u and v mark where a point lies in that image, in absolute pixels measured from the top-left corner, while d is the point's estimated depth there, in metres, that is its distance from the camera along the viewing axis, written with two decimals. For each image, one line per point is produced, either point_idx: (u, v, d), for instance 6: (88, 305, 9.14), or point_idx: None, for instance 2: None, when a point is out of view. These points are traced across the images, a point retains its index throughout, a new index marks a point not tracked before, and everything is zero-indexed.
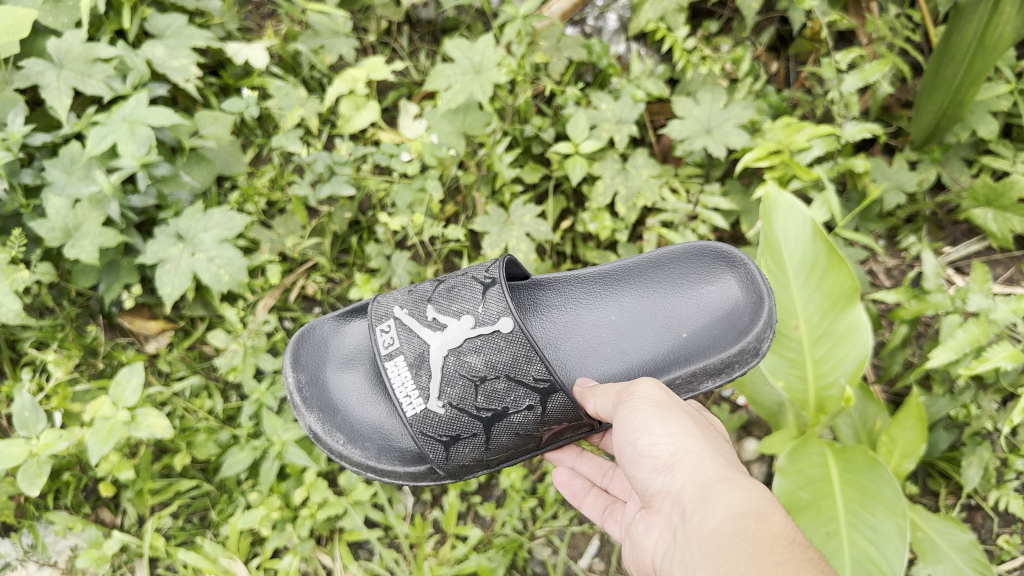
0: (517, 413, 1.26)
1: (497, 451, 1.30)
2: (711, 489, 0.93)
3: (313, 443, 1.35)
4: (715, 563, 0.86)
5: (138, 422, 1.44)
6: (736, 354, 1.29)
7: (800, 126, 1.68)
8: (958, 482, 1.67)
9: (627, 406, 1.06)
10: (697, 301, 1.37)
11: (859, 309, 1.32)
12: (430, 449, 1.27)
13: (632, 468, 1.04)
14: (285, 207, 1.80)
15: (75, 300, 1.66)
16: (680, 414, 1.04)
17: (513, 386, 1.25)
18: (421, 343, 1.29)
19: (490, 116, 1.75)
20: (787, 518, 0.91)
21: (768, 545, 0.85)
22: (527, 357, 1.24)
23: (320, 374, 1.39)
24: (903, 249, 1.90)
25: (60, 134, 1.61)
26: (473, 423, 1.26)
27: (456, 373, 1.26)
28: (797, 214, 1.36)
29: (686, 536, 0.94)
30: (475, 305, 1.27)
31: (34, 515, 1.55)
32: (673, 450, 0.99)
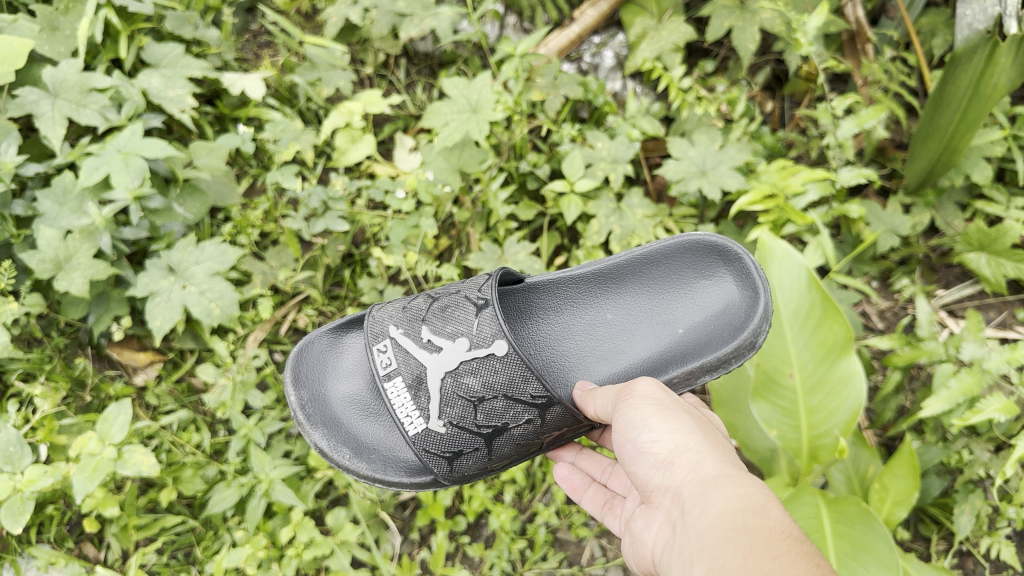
0: (518, 428, 1.26)
1: (500, 459, 1.30)
2: (710, 484, 0.91)
3: (320, 460, 1.35)
4: (713, 556, 0.85)
5: (125, 459, 1.42)
6: (734, 352, 1.30)
7: (795, 170, 1.69)
8: (950, 528, 1.66)
9: (627, 405, 1.06)
10: (692, 297, 1.38)
11: (853, 358, 1.31)
12: (435, 465, 1.27)
13: (631, 465, 1.03)
14: (278, 239, 1.78)
15: (64, 331, 1.64)
16: (678, 411, 1.03)
17: (511, 404, 1.24)
18: (418, 365, 1.28)
19: (486, 154, 1.76)
20: (785, 513, 0.89)
21: (765, 539, 0.84)
22: (524, 378, 1.23)
23: (323, 391, 1.39)
24: (896, 291, 1.90)
25: (53, 164, 1.59)
26: (475, 439, 1.26)
27: (454, 394, 1.26)
28: (793, 263, 1.36)
29: (686, 531, 0.92)
30: (470, 326, 1.26)
31: (17, 549, 1.52)
32: (672, 446, 0.98)
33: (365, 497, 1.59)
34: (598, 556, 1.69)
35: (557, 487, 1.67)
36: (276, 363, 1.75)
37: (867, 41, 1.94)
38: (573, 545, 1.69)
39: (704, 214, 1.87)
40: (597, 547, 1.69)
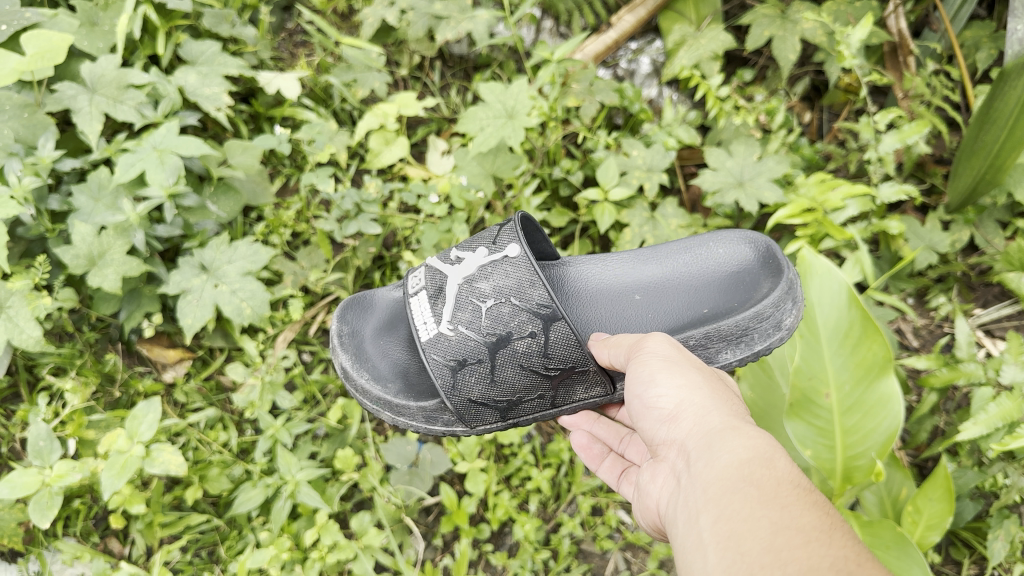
0: (521, 340, 1.21)
1: (504, 389, 1.25)
2: (716, 437, 0.89)
3: (343, 381, 1.36)
4: (719, 506, 0.81)
5: (153, 458, 1.41)
6: (751, 319, 1.25)
7: (834, 185, 1.67)
8: (982, 553, 1.63)
9: (637, 360, 1.04)
10: (720, 277, 1.32)
11: (892, 379, 1.29)
12: (438, 375, 1.25)
13: (640, 420, 1.02)
14: (310, 240, 1.79)
15: (95, 325, 1.64)
16: (687, 367, 1.01)
17: (517, 311, 1.21)
18: (440, 277, 1.31)
19: (520, 160, 1.70)
20: (794, 465, 0.86)
21: (773, 488, 0.80)
22: (531, 282, 1.20)
23: (362, 329, 1.41)
24: (932, 309, 1.88)
25: (90, 159, 1.60)
26: (480, 348, 1.23)
27: (467, 298, 1.25)
28: (833, 280, 1.32)
29: (690, 483, 0.89)
30: (490, 238, 1.28)
31: (43, 542, 1.53)
32: (677, 401, 0.96)
33: (389, 502, 1.58)
34: (622, 569, 1.67)
35: (581, 498, 1.66)
36: (304, 364, 1.74)
37: (909, 54, 1.91)
38: (597, 556, 1.68)
39: (739, 225, 1.85)
40: (621, 560, 1.67)
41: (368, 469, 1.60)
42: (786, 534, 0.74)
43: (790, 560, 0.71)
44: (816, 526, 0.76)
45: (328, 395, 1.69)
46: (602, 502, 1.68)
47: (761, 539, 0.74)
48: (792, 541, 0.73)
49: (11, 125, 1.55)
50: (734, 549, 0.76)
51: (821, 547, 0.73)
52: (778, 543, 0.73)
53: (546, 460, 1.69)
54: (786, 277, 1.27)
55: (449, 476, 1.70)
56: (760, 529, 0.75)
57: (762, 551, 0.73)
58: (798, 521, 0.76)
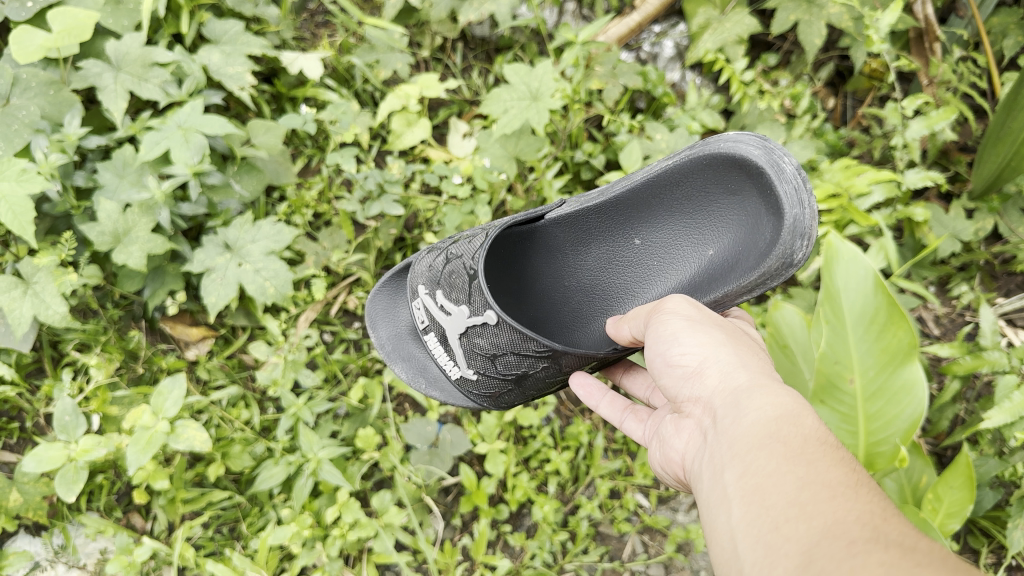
0: (538, 372, 1.27)
1: (543, 391, 1.35)
2: (742, 393, 0.89)
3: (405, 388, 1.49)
4: (744, 461, 0.82)
5: (178, 434, 1.42)
6: (757, 279, 1.17)
7: (860, 169, 1.65)
8: (1000, 542, 1.63)
9: (657, 321, 1.04)
10: (721, 219, 1.29)
11: (916, 366, 1.27)
12: (483, 401, 1.37)
13: (661, 378, 1.03)
14: (332, 220, 1.80)
15: (118, 303, 1.65)
16: (709, 325, 1.00)
17: (522, 357, 1.25)
18: (441, 325, 1.34)
19: (543, 143, 1.72)
20: (821, 422, 0.86)
21: (800, 445, 0.80)
22: (522, 337, 1.23)
23: (395, 331, 1.48)
24: (954, 297, 1.87)
25: (115, 137, 1.60)
26: (506, 383, 1.31)
27: (473, 351, 1.30)
28: (859, 265, 1.27)
29: (715, 439, 0.90)
30: (467, 293, 1.27)
31: (67, 516, 1.55)
32: (701, 358, 0.96)
33: (410, 481, 1.60)
34: (639, 552, 1.68)
35: (600, 481, 1.67)
36: (325, 344, 1.76)
37: (935, 40, 1.86)
38: (614, 539, 1.68)
39: None
40: (639, 542, 1.68)
41: (389, 448, 1.61)
42: (812, 489, 0.74)
43: (816, 515, 0.71)
44: (843, 482, 0.75)
45: (349, 374, 1.70)
46: (620, 485, 1.69)
47: (786, 494, 0.74)
48: (817, 496, 0.73)
49: (38, 102, 1.55)
50: (758, 504, 0.76)
51: (848, 502, 0.72)
52: (803, 499, 0.73)
53: (565, 443, 1.69)
54: (788, 214, 1.12)
55: (469, 457, 1.71)
56: (786, 484, 0.75)
57: (787, 505, 0.73)
58: (825, 477, 0.76)
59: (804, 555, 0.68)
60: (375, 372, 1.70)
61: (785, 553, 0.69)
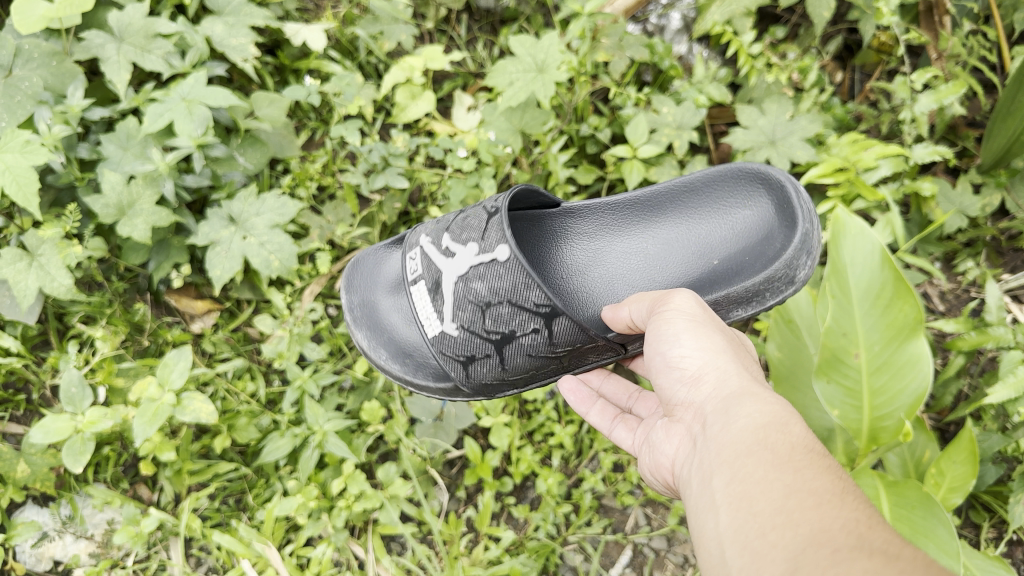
0: (525, 336, 1.23)
1: (516, 371, 1.29)
2: (733, 401, 0.89)
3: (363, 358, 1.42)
4: (733, 468, 0.82)
5: (184, 406, 1.43)
6: (763, 283, 1.24)
7: (868, 144, 1.65)
8: (1001, 516, 1.64)
9: (660, 317, 1.02)
10: (733, 230, 1.33)
11: (922, 340, 1.27)
12: (451, 368, 1.29)
13: (658, 377, 1.02)
14: (336, 193, 1.79)
15: (123, 276, 1.65)
16: (711, 328, 0.99)
17: (517, 311, 1.21)
18: (436, 269, 1.28)
19: (548, 116, 1.74)
20: (808, 431, 0.86)
21: (787, 452, 0.80)
22: (526, 284, 1.19)
23: (371, 298, 1.43)
24: (960, 273, 1.87)
25: (118, 108, 1.59)
26: (485, 344, 1.25)
27: (465, 299, 1.24)
28: (866, 240, 1.28)
29: (705, 444, 0.90)
30: (480, 232, 1.24)
31: (74, 487, 1.56)
32: (700, 363, 0.96)
33: (415, 453, 1.61)
34: (642, 524, 1.68)
35: (603, 455, 1.68)
36: (330, 318, 1.76)
37: (944, 13, 1.86)
38: (618, 512, 1.69)
39: None
40: (642, 515, 1.69)
41: (394, 421, 1.62)
42: (798, 496, 0.74)
43: (801, 522, 0.71)
44: (829, 490, 0.76)
45: (354, 348, 1.70)
46: (623, 459, 1.69)
47: (773, 501, 0.75)
48: (803, 503, 0.73)
49: (40, 73, 1.55)
50: (745, 510, 0.76)
51: (833, 509, 0.73)
52: (789, 506, 0.73)
53: (569, 417, 1.69)
54: (800, 228, 1.23)
55: (473, 430, 1.71)
56: (772, 491, 0.76)
57: (774, 513, 0.74)
58: (811, 485, 0.76)
59: (791, 561, 0.68)
60: None
61: (772, 558, 0.70)
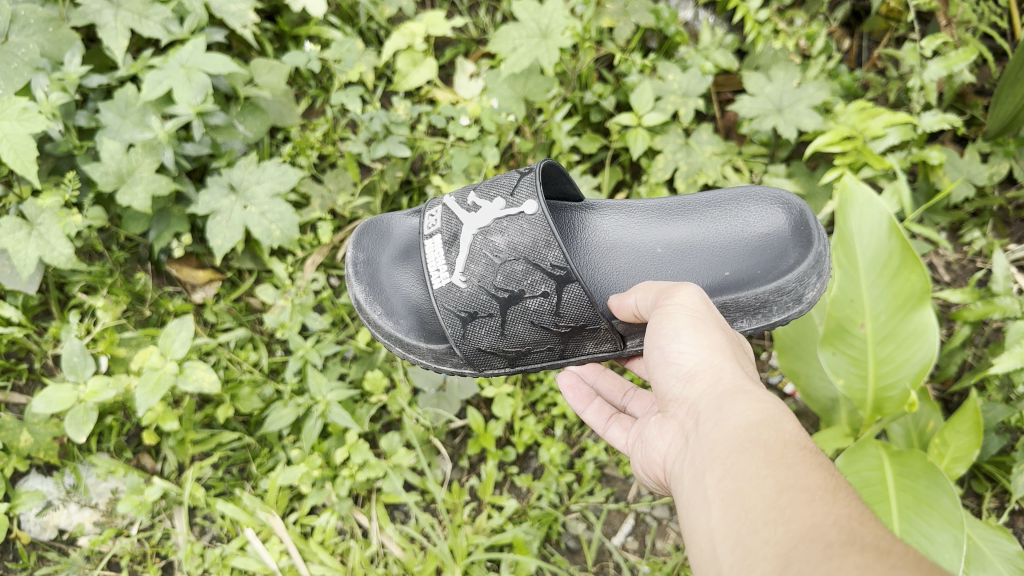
0: (533, 299, 1.21)
1: (512, 342, 1.26)
2: (726, 398, 0.88)
3: (355, 312, 1.38)
4: (726, 465, 0.80)
5: (186, 375, 1.42)
6: (772, 293, 1.23)
7: (876, 112, 1.63)
8: (1004, 486, 1.64)
9: (662, 312, 1.01)
10: (748, 237, 1.27)
11: (928, 310, 1.25)
12: (448, 325, 1.25)
13: (655, 372, 1.01)
14: (337, 162, 1.77)
15: (124, 245, 1.64)
16: (711, 325, 0.98)
17: (531, 270, 1.19)
18: (456, 223, 1.27)
19: (553, 83, 1.70)
20: (802, 429, 0.84)
21: (780, 449, 0.79)
22: (547, 242, 1.18)
23: (377, 259, 1.39)
24: (966, 243, 1.85)
25: (116, 75, 1.57)
26: (490, 303, 1.22)
27: (480, 252, 1.22)
28: (874, 209, 1.27)
29: (698, 441, 0.89)
30: (509, 188, 1.23)
31: (78, 457, 1.56)
32: (698, 360, 0.95)
33: (418, 423, 1.61)
34: (644, 494, 1.68)
35: None
36: (332, 288, 1.75)
37: None
38: (620, 481, 1.69)
39: (774, 153, 1.78)
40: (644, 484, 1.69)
41: (397, 391, 1.61)
42: (790, 493, 0.72)
43: (793, 518, 0.69)
44: (822, 486, 0.73)
45: (356, 318, 1.70)
46: None
47: (765, 498, 0.73)
48: (794, 500, 0.71)
49: (37, 39, 1.52)
50: (737, 507, 0.75)
51: (825, 505, 0.70)
52: (780, 502, 0.72)
53: None
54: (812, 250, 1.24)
55: (476, 400, 1.71)
56: (764, 487, 0.74)
57: (766, 509, 0.72)
58: (804, 481, 0.74)
59: (781, 558, 0.66)
60: None
61: (763, 556, 0.68)
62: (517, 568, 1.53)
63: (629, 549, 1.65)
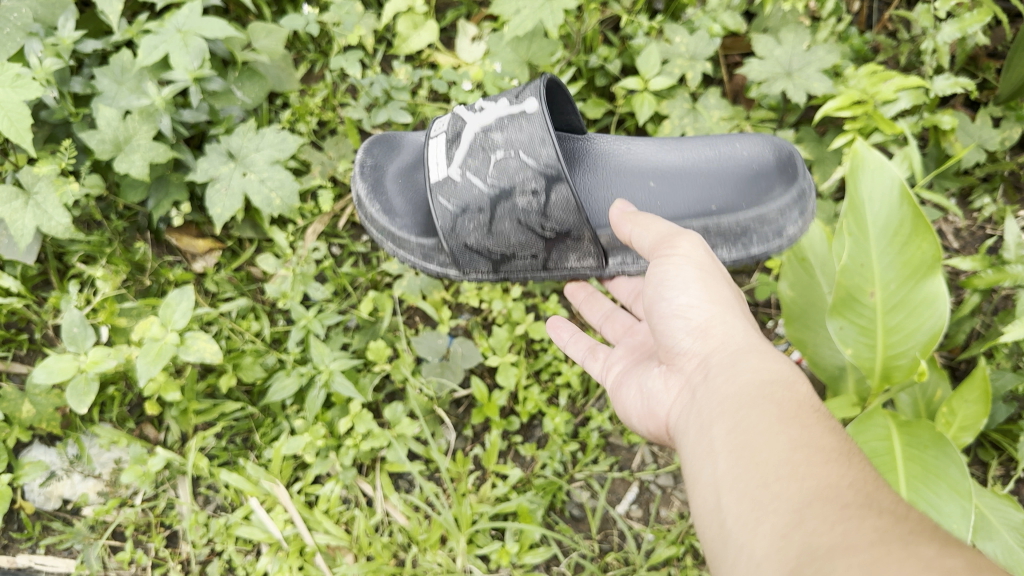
0: (522, 197, 1.22)
1: (499, 241, 1.28)
2: (741, 357, 0.92)
3: (356, 209, 1.42)
4: (736, 419, 0.83)
5: (188, 345, 1.41)
6: (753, 221, 1.30)
7: (887, 76, 1.59)
8: (1011, 455, 1.63)
9: (664, 259, 1.03)
10: (735, 169, 1.33)
11: (940, 278, 1.24)
12: (438, 217, 1.27)
13: (658, 321, 1.04)
14: (337, 129, 1.75)
15: (123, 214, 1.62)
16: (718, 281, 1.02)
17: (523, 166, 1.21)
18: (461, 122, 1.29)
19: (557, 46, 1.66)
20: (812, 392, 0.89)
21: (795, 409, 0.83)
22: (541, 139, 1.20)
23: (383, 165, 1.43)
24: (976, 209, 1.83)
25: (111, 41, 1.53)
26: (482, 198, 1.24)
27: (480, 146, 1.25)
28: (886, 175, 1.23)
29: (705, 394, 0.92)
30: (516, 92, 1.27)
31: (80, 427, 1.55)
32: (708, 317, 0.98)
33: (422, 393, 1.60)
34: (648, 463, 1.67)
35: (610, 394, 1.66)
36: (334, 257, 1.73)
37: None
38: (624, 450, 1.68)
39: (783, 117, 1.75)
40: (648, 453, 1.68)
41: (400, 360, 1.61)
42: (805, 451, 0.77)
43: (808, 476, 0.73)
44: (835, 450, 0.78)
45: (358, 287, 1.68)
46: None
47: (779, 453, 0.77)
48: (811, 460, 0.75)
49: (29, 3, 1.49)
50: (748, 459, 0.78)
51: (839, 468, 0.75)
52: (796, 460, 0.75)
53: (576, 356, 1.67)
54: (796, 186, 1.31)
55: (479, 369, 1.70)
56: (778, 444, 0.78)
57: (779, 464, 0.75)
58: (817, 442, 0.78)
59: (797, 513, 0.70)
60: (384, 285, 1.68)
61: (775, 509, 0.72)
62: (522, 536, 1.53)
63: (633, 517, 1.64)
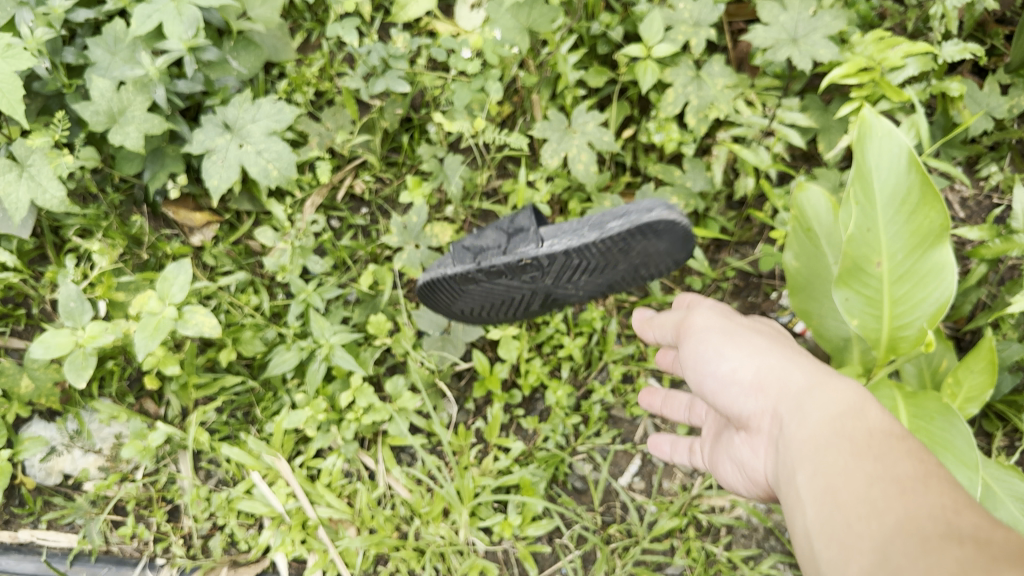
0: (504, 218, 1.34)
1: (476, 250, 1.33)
2: (805, 398, 0.96)
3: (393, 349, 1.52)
4: (814, 460, 0.88)
5: (186, 319, 1.40)
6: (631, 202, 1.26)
7: (895, 41, 1.56)
8: (1016, 426, 1.62)
9: (699, 339, 1.15)
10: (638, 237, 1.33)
11: (948, 248, 1.21)
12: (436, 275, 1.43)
13: (723, 395, 1.11)
14: (334, 99, 1.72)
15: (119, 187, 1.59)
16: (752, 338, 1.10)
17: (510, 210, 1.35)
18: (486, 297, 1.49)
19: (557, 12, 1.61)
20: (887, 417, 0.92)
21: (866, 441, 0.86)
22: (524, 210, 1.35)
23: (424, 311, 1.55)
24: (983, 178, 1.80)
25: (104, 10, 1.49)
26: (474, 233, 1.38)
27: None
28: (894, 142, 1.17)
29: (784, 446, 0.96)
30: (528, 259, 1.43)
31: (80, 403, 1.54)
32: (756, 372, 1.05)
33: (423, 366, 1.60)
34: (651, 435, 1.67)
35: (613, 366, 1.65)
36: (333, 230, 1.72)
37: None
38: (627, 423, 1.66)
39: (788, 85, 1.71)
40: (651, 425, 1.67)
41: (401, 334, 1.60)
42: (881, 484, 0.80)
43: (888, 511, 0.77)
44: (912, 475, 0.81)
45: (358, 261, 1.66)
46: (633, 370, 1.66)
47: (855, 491, 0.81)
48: (886, 493, 0.78)
49: None
50: (830, 503, 0.83)
51: (918, 495, 0.78)
52: (874, 496, 0.79)
53: (578, 328, 1.64)
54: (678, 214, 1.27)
55: (481, 342, 1.68)
56: (855, 481, 0.82)
57: (859, 502, 0.80)
58: (893, 471, 0.81)
59: (878, 552, 0.73)
60: (384, 259, 1.67)
61: (860, 550, 0.76)
62: (523, 510, 1.54)
63: (636, 490, 1.63)
